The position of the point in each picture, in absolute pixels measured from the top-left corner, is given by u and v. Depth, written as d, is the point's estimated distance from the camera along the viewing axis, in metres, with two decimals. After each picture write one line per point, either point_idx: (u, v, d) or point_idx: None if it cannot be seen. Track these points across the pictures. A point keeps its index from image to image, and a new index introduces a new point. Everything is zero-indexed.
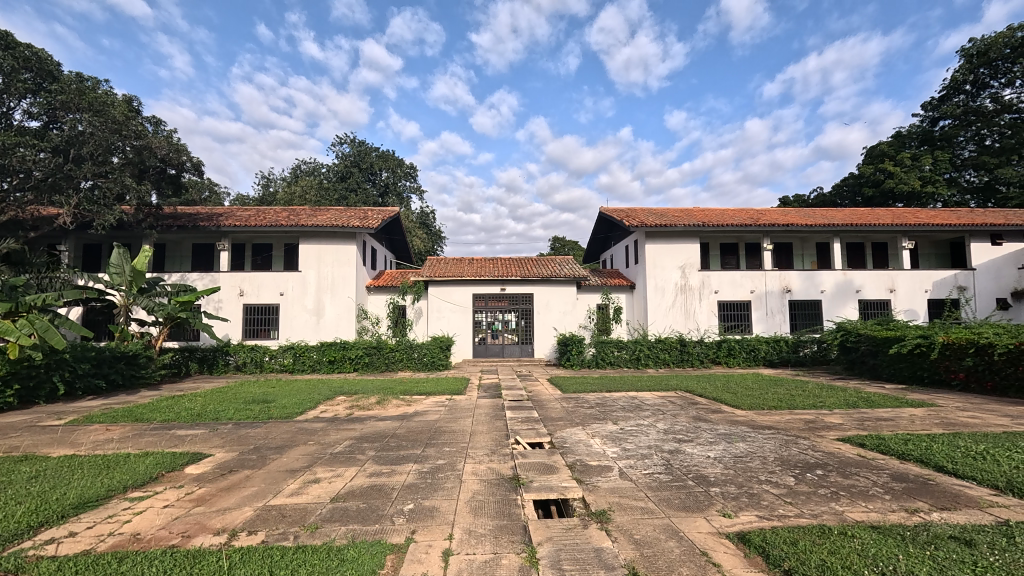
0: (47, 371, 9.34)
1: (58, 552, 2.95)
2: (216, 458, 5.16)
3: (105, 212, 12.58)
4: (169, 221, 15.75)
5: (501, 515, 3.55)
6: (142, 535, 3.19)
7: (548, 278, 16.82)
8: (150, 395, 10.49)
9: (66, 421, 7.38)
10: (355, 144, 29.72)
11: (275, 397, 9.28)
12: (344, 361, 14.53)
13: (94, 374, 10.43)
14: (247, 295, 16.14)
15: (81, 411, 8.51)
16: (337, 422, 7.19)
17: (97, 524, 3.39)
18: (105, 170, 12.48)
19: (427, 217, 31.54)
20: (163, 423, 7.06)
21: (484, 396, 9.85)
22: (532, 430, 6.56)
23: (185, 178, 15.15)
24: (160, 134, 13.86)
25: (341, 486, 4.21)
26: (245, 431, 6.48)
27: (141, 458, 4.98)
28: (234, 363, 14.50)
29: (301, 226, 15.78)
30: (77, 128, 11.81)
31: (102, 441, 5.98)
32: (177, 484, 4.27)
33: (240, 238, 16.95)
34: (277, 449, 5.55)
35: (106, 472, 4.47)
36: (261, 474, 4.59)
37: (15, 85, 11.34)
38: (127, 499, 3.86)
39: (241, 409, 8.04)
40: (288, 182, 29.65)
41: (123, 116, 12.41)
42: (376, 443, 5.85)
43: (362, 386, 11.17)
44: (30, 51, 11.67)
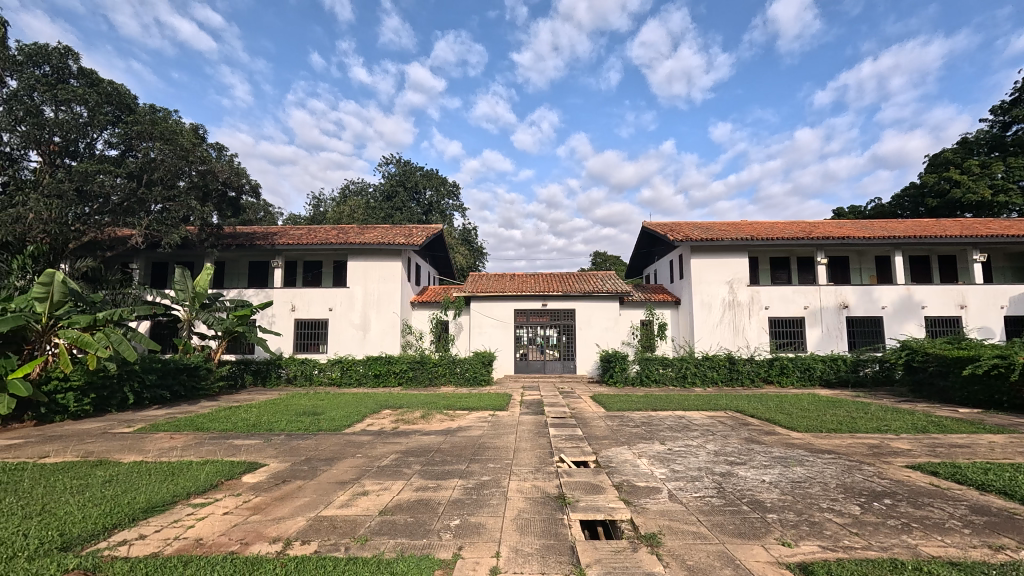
0: (119, 381, 10.05)
1: (130, 553, 3.13)
2: (271, 467, 5.36)
3: (173, 232, 13.46)
4: (229, 240, 16.65)
5: (548, 534, 3.51)
6: (203, 540, 3.34)
7: (590, 293, 16.68)
8: (209, 406, 11.04)
9: (135, 429, 7.85)
10: (402, 164, 30.63)
11: (324, 410, 9.54)
12: (389, 375, 14.86)
13: (160, 385, 11.12)
14: (298, 310, 16.81)
15: (147, 419, 9.03)
16: (383, 435, 7.33)
17: (163, 528, 3.56)
18: (173, 194, 13.42)
19: (469, 233, 32.08)
20: (222, 432, 7.42)
21: (527, 412, 9.78)
22: (576, 447, 6.47)
23: (243, 199, 16.25)
24: (222, 159, 14.84)
25: (388, 499, 4.29)
26: (296, 442, 6.73)
27: (203, 466, 5.24)
28: (285, 376, 15.12)
29: (349, 244, 16.34)
30: (150, 155, 12.77)
31: (167, 449, 6.34)
32: (235, 492, 4.45)
33: (292, 255, 17.67)
34: (327, 461, 5.71)
35: (171, 478, 4.73)
36: (312, 485, 4.73)
37: (98, 118, 12.15)
38: (191, 505, 4.06)
39: (292, 421, 8.33)
40: (338, 202, 30.90)
41: (190, 143, 13.34)
42: (422, 457, 5.94)
43: (407, 400, 11.37)
44: (112, 87, 12.49)
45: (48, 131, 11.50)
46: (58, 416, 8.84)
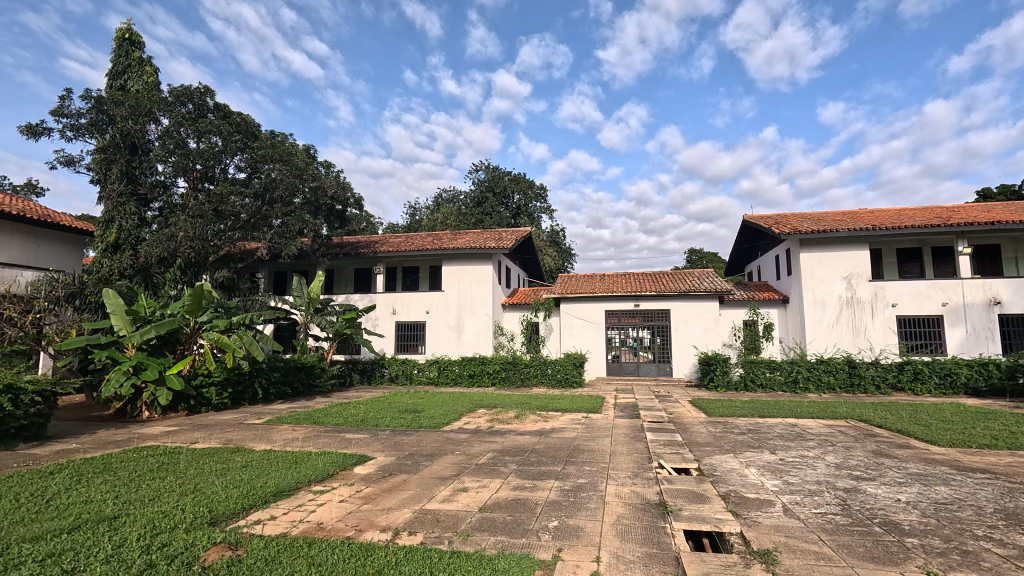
0: (251, 378, 11.33)
1: (265, 531, 3.50)
2: (378, 460, 5.73)
3: (291, 244, 14.92)
4: (337, 249, 18.12)
5: (650, 542, 3.38)
6: (323, 525, 3.64)
7: (686, 292, 15.92)
8: (324, 401, 12.08)
9: (264, 421, 8.78)
10: (490, 170, 31.40)
11: (424, 408, 10.00)
12: (483, 375, 15.27)
13: (283, 381, 12.38)
14: (399, 313, 17.85)
15: (273, 412, 10.09)
16: (479, 434, 7.54)
17: (290, 511, 3.94)
18: (290, 209, 14.89)
19: (558, 235, 32.08)
20: (335, 426, 8.07)
21: (621, 416, 9.55)
22: (676, 454, 6.19)
23: (349, 211, 17.60)
24: (330, 175, 16.18)
25: (487, 497, 4.39)
26: (400, 437, 7.14)
27: (321, 456, 5.73)
28: (388, 375, 16.14)
29: (443, 249, 17.05)
30: (271, 176, 14.28)
31: (290, 439, 7.03)
32: (349, 482, 4.82)
33: (392, 262, 18.79)
34: (428, 456, 5.99)
35: (295, 466, 5.23)
36: (416, 478, 4.97)
37: (230, 145, 13.75)
38: (312, 491, 4.46)
39: (396, 417, 8.82)
40: (432, 210, 32.39)
41: (304, 162, 14.73)
42: (518, 457, 6.01)
43: (501, 400, 11.59)
44: (240, 117, 14.16)
45: (192, 161, 13.24)
46: (204, 407, 10.19)
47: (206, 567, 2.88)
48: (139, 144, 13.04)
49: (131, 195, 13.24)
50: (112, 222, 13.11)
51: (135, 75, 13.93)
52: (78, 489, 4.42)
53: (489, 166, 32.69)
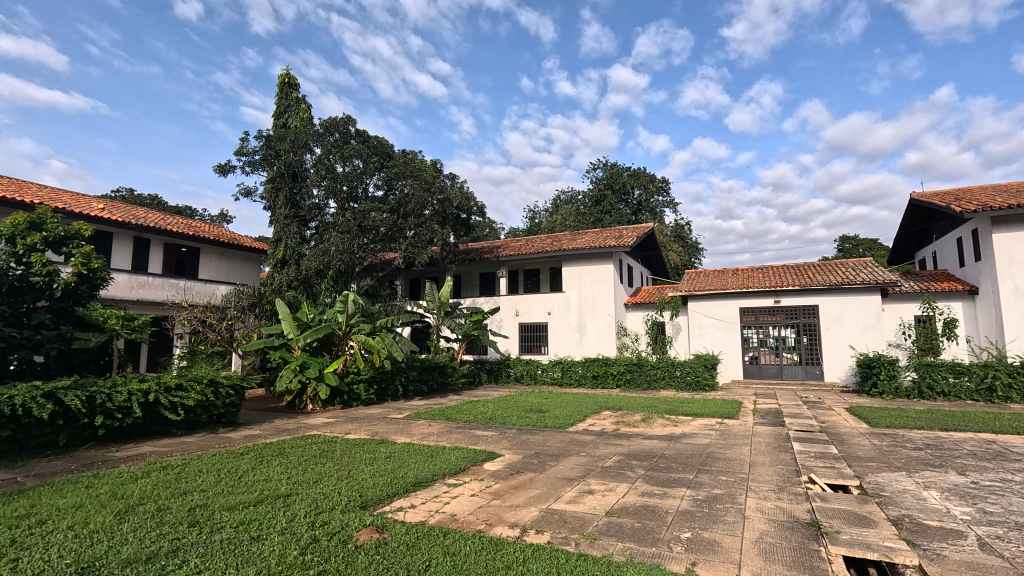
0: (393, 376, 12.46)
1: (406, 518, 3.82)
2: (506, 458, 5.92)
3: (423, 253, 16.12)
4: (463, 255, 19.14)
5: (800, 566, 3.03)
6: (457, 516, 3.86)
7: (838, 286, 14.06)
8: (455, 399, 12.84)
9: (403, 415, 9.59)
10: (608, 167, 30.82)
11: (549, 408, 10.13)
12: (607, 376, 15.02)
13: (419, 380, 13.43)
14: (522, 315, 18.32)
15: (412, 408, 10.98)
16: (604, 436, 7.43)
17: (428, 501, 4.25)
18: (421, 221, 16.09)
19: (683, 229, 30.41)
20: (466, 423, 8.53)
21: (762, 422, 8.73)
22: (831, 468, 5.48)
23: (473, 219, 18.52)
24: (455, 186, 17.17)
25: (614, 501, 4.29)
26: (526, 436, 7.31)
27: (454, 451, 6.10)
28: (514, 375, 16.66)
29: (563, 251, 17.11)
30: (405, 191, 15.57)
31: (427, 434, 7.58)
32: (479, 477, 5.05)
33: (514, 265, 19.34)
34: (554, 456, 6.04)
35: (431, 459, 5.64)
36: (543, 478, 5.05)
37: (369, 167, 15.27)
38: (446, 484, 4.75)
39: (522, 416, 9.05)
40: (551, 212, 32.73)
41: (431, 176, 15.82)
42: (646, 462, 5.79)
43: (626, 402, 11.29)
44: (376, 140, 15.64)
45: (339, 184, 14.93)
46: (355, 401, 11.45)
47: (358, 545, 3.23)
48: (298, 172, 15.07)
49: (293, 217, 15.35)
50: (280, 241, 15.33)
51: (294, 114, 16.12)
52: (261, 469, 5.24)
53: (607, 163, 32.09)
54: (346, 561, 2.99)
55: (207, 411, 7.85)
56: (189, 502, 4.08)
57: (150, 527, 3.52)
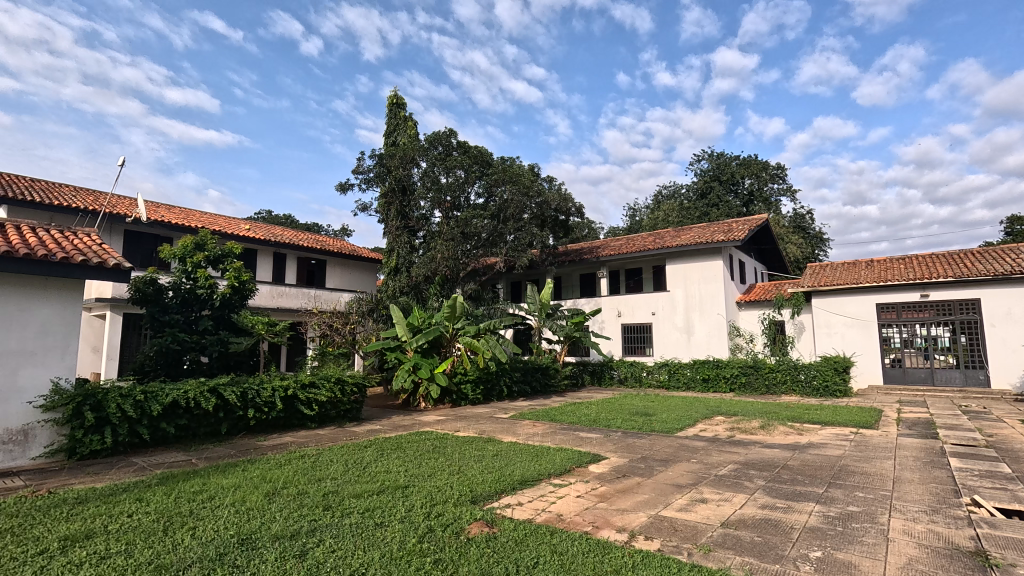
0: (498, 377, 12.83)
1: (514, 515, 3.92)
2: (612, 461, 5.83)
3: (523, 256, 16.42)
4: (563, 257, 19.16)
5: None
6: (563, 516, 3.88)
7: (1006, 275, 11.90)
8: (558, 400, 12.89)
9: (509, 415, 9.82)
10: (714, 158, 29.03)
11: (656, 412, 9.77)
12: (719, 380, 14.13)
13: (523, 381, 13.68)
14: (624, 315, 17.89)
15: (517, 408, 11.22)
16: (717, 442, 7.00)
17: (534, 499, 4.32)
18: (520, 225, 16.40)
19: (803, 218, 27.68)
20: (570, 424, 8.52)
21: (908, 434, 7.65)
22: (1001, 490, 4.66)
23: (571, 220, 18.48)
24: (553, 188, 17.27)
25: (730, 512, 4.04)
26: (632, 440, 7.13)
27: (559, 452, 6.13)
28: (618, 377, 16.31)
29: (667, 248, 16.43)
30: (504, 197, 15.98)
31: (532, 434, 7.69)
32: (585, 479, 5.02)
33: (615, 265, 18.95)
34: (662, 461, 5.82)
35: (536, 459, 5.72)
36: (651, 483, 4.89)
37: (470, 176, 15.90)
38: (552, 484, 4.80)
39: (627, 419, 8.83)
40: (653, 208, 31.57)
41: (530, 181, 16.07)
42: (766, 472, 5.36)
43: (741, 407, 10.53)
44: (477, 150, 16.24)
45: (444, 194, 15.73)
46: (463, 401, 11.96)
47: (470, 538, 3.38)
48: (407, 185, 16.12)
49: (403, 228, 16.45)
50: (392, 251, 16.51)
51: (402, 132, 17.31)
52: (382, 461, 5.69)
53: (712, 153, 30.25)
54: (459, 552, 3.15)
55: (335, 407, 8.70)
56: (322, 488, 4.56)
57: (292, 508, 4.00)
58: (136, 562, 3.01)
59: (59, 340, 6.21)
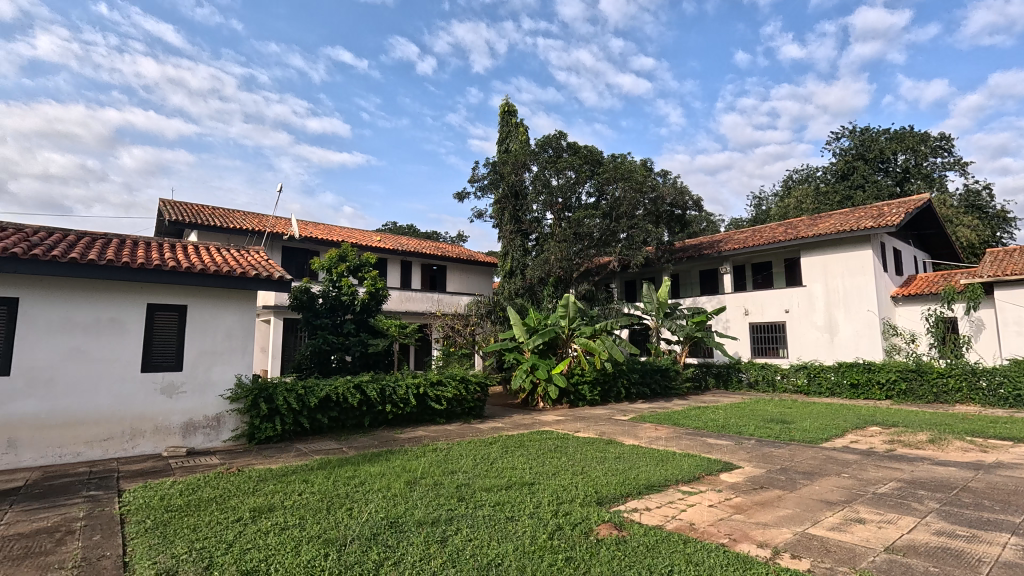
0: (615, 378, 12.63)
1: (643, 520, 3.85)
2: (747, 471, 5.44)
3: (638, 254, 15.97)
4: (681, 253, 18.27)
5: None
6: (696, 525, 3.72)
7: None
8: (681, 404, 12.33)
9: (629, 418, 9.61)
10: (857, 134, 25.72)
11: (794, 419, 8.92)
12: (871, 386, 12.48)
13: (642, 383, 13.31)
14: (752, 314, 16.55)
15: (637, 411, 10.95)
16: (874, 456, 6.19)
17: (663, 505, 4.19)
18: (634, 222, 15.97)
19: (978, 195, 23.38)
20: (696, 429, 8.11)
21: None
22: None
23: (689, 214, 17.57)
24: (668, 182, 16.57)
25: (896, 536, 3.56)
26: (769, 449, 6.58)
27: (685, 458, 5.87)
28: (747, 380, 15.14)
29: (802, 239, 14.89)
30: (617, 194, 15.68)
31: (655, 438, 7.46)
32: (717, 488, 4.75)
33: (740, 259, 17.64)
34: (806, 474, 5.30)
35: (662, 464, 5.54)
36: (794, 497, 4.49)
37: (581, 176, 15.85)
38: (681, 491, 4.61)
39: (761, 426, 8.18)
40: (782, 195, 28.80)
41: (643, 176, 15.60)
42: (940, 493, 4.63)
43: (901, 417, 9.20)
44: (587, 149, 16.15)
45: (555, 196, 15.89)
46: (581, 402, 11.96)
47: (600, 539, 3.39)
48: (519, 190, 16.53)
49: (517, 231, 16.89)
50: (507, 254, 17.04)
51: (514, 138, 17.81)
52: (507, 458, 5.92)
53: (854, 129, 26.81)
54: (589, 552, 3.18)
55: (460, 404, 9.22)
56: (455, 480, 4.87)
57: (431, 497, 4.33)
58: (309, 534, 3.49)
59: (241, 342, 7.35)
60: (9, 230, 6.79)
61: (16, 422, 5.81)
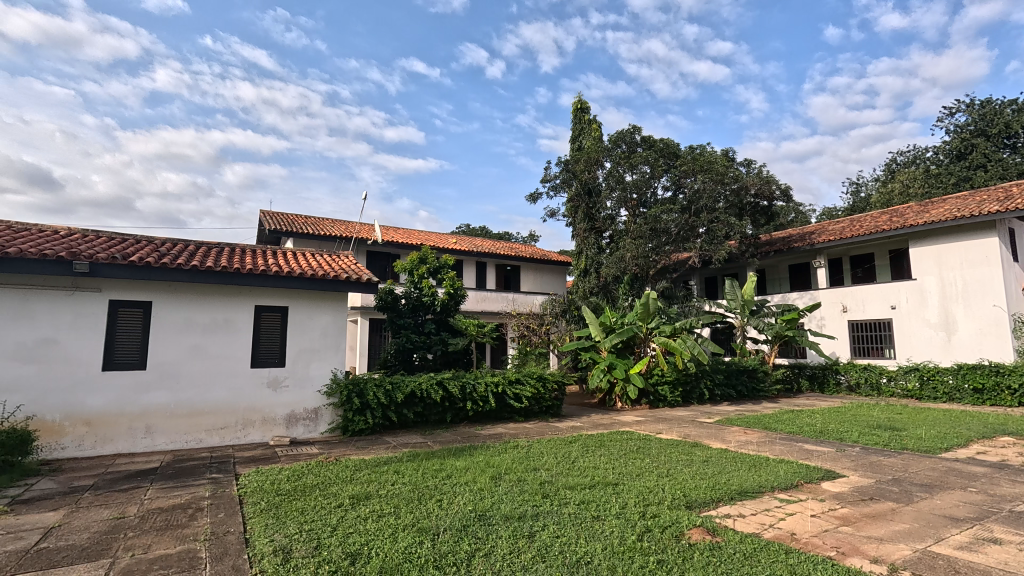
0: (698, 379, 12.14)
1: (737, 527, 3.67)
2: (852, 480, 5.01)
3: (720, 249, 15.22)
4: (767, 247, 17.19)
5: None
6: (797, 536, 3.49)
7: None
8: (770, 407, 11.62)
9: (714, 420, 9.19)
10: (977, 107, 22.82)
11: (906, 426, 8.08)
12: (998, 391, 11.05)
13: (727, 384, 12.67)
14: (851, 311, 15.22)
15: (722, 413, 10.45)
16: (1008, 470, 5.46)
17: (758, 513, 3.97)
18: (715, 215, 15.24)
19: None
20: (790, 434, 7.60)
21: None
22: None
23: (776, 205, 16.53)
24: (752, 172, 15.65)
25: None
26: (877, 458, 6.02)
27: (781, 464, 5.52)
28: (846, 383, 13.94)
29: (909, 227, 13.49)
30: (695, 187, 15.05)
31: (744, 442, 7.08)
32: (819, 497, 4.42)
33: (835, 252, 16.30)
34: (925, 487, 4.79)
35: (755, 469, 5.26)
36: (911, 511, 4.07)
37: (657, 170, 15.37)
38: (777, 498, 4.34)
39: (866, 433, 7.51)
40: (885, 180, 26.19)
41: (724, 167, 14.85)
42: None
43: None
44: (662, 142, 15.65)
45: (630, 192, 15.54)
46: (661, 403, 11.60)
47: (692, 544, 3.28)
48: (593, 187, 16.33)
49: (591, 230, 16.69)
50: (581, 253, 16.90)
51: (586, 135, 17.65)
52: (589, 457, 5.89)
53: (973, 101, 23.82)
54: (682, 556, 3.09)
55: (538, 402, 9.28)
56: (538, 478, 4.91)
57: (516, 493, 4.41)
58: (403, 522, 3.68)
59: (336, 340, 7.88)
60: (141, 242, 7.76)
61: (152, 411, 6.62)
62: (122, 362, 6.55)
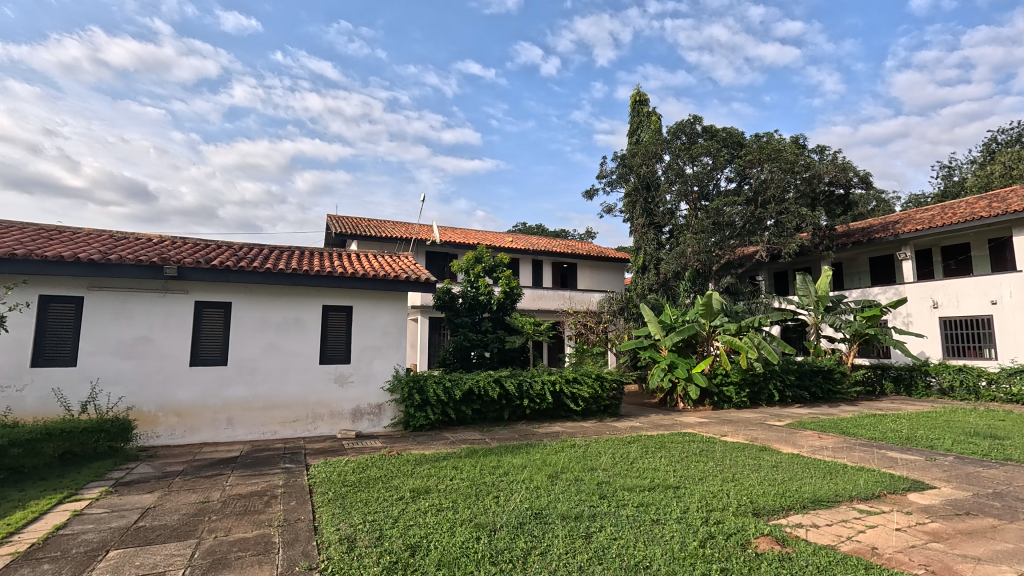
0: (765, 379, 11.53)
1: (810, 538, 3.44)
2: (944, 492, 4.57)
3: (790, 241, 14.37)
4: (844, 238, 16.03)
5: None
6: (879, 550, 3.23)
7: None
8: (848, 410, 10.87)
9: (785, 423, 8.70)
10: None
11: (1010, 435, 7.26)
12: None
13: (799, 385, 11.94)
14: (943, 307, 13.91)
15: (794, 416, 9.87)
16: None
17: (835, 524, 3.71)
18: (784, 206, 14.39)
19: None
20: (871, 440, 7.05)
21: None
22: None
23: (853, 193, 15.48)
24: (826, 158, 14.62)
25: None
26: (975, 469, 5.45)
27: (860, 472, 5.13)
28: (938, 386, 12.76)
29: (1011, 213, 12.13)
30: (762, 177, 14.28)
31: (819, 447, 6.65)
32: (905, 510, 4.06)
33: (924, 242, 14.95)
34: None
35: (830, 477, 4.92)
36: (1016, 530, 3.65)
37: (719, 160, 14.71)
38: (856, 509, 4.03)
39: (961, 441, 6.82)
40: (984, 163, 23.64)
41: (794, 154, 13.98)
42: None
43: None
44: (725, 131, 14.98)
45: (690, 185, 15.00)
46: (726, 404, 11.12)
47: (759, 553, 3.12)
48: (651, 181, 15.89)
49: (649, 225, 16.26)
50: (640, 249, 16.50)
51: (644, 128, 17.20)
52: (649, 458, 5.75)
53: None
54: (748, 566, 2.94)
55: (596, 402, 9.16)
56: (595, 478, 4.85)
57: (572, 492, 4.37)
58: (461, 516, 3.75)
59: (396, 338, 8.14)
60: (223, 247, 8.39)
61: (232, 403, 7.14)
62: (206, 358, 7.11)
